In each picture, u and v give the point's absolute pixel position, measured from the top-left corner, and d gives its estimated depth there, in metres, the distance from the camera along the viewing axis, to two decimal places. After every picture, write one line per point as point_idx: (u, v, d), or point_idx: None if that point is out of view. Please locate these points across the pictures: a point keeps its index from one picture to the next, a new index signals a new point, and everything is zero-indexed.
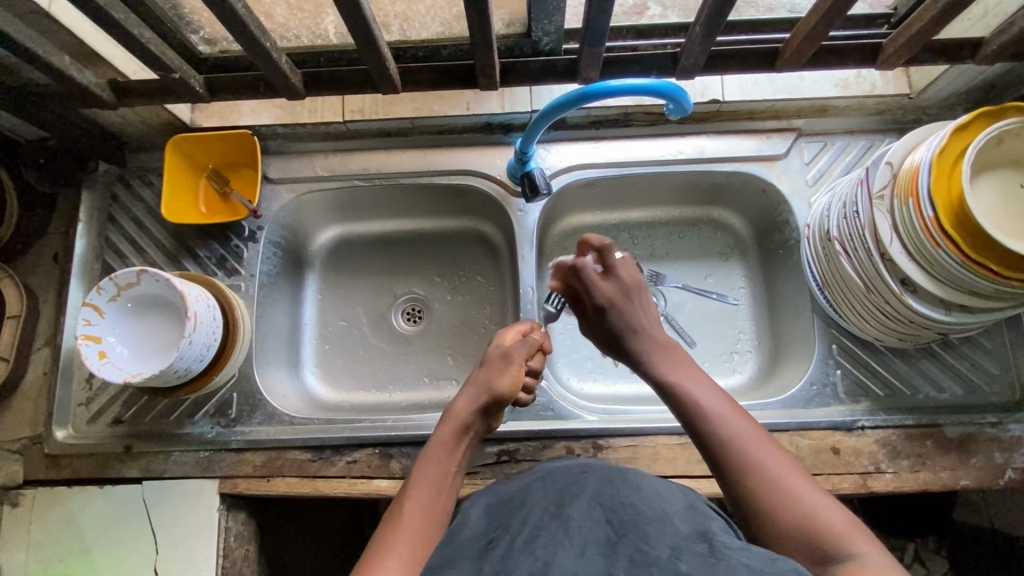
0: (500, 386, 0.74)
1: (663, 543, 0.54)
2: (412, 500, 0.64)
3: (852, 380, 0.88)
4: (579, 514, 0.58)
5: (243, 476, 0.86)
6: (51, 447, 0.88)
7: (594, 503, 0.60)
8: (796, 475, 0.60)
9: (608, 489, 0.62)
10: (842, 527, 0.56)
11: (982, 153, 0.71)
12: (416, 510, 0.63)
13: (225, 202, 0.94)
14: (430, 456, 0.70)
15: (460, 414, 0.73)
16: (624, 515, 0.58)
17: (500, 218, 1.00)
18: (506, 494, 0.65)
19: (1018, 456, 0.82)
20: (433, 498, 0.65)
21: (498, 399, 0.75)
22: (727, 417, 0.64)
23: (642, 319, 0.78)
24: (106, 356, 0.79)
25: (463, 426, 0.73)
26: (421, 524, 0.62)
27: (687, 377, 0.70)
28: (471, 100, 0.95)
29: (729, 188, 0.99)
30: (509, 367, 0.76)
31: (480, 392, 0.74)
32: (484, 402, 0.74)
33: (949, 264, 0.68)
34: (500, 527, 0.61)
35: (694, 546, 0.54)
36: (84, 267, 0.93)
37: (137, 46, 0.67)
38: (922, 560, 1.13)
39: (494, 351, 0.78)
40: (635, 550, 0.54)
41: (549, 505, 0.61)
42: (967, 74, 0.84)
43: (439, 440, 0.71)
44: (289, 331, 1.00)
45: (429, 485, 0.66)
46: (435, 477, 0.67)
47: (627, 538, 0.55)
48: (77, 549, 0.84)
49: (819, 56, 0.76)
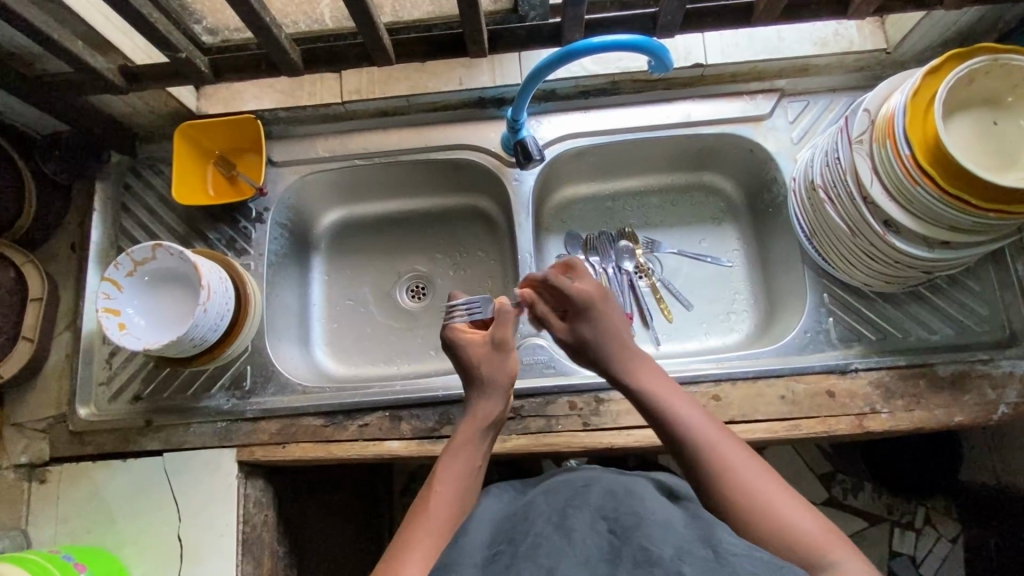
0: (507, 374, 0.75)
1: (664, 543, 0.57)
2: (437, 498, 0.65)
3: (844, 326, 0.90)
4: (582, 525, 0.61)
5: (259, 443, 0.89)
6: (76, 424, 0.91)
7: (597, 514, 0.63)
8: (773, 486, 0.62)
9: (610, 501, 0.65)
10: (818, 534, 0.58)
11: (953, 93, 0.74)
12: (445, 507, 0.65)
13: (232, 185, 0.98)
14: (450, 454, 0.70)
15: (479, 413, 0.73)
16: (626, 522, 0.61)
17: (496, 191, 1.04)
18: (511, 510, 0.70)
19: (1011, 391, 0.84)
20: (457, 488, 0.67)
21: (509, 384, 0.75)
22: (704, 428, 0.66)
23: (611, 321, 0.77)
24: (126, 327, 0.83)
25: (488, 425, 0.73)
26: (452, 517, 0.64)
27: (661, 385, 0.72)
28: (463, 76, 0.98)
29: (718, 151, 1.02)
30: (502, 354, 0.75)
31: (494, 388, 0.74)
32: (500, 394, 0.74)
33: (928, 201, 0.71)
34: (507, 539, 0.64)
35: (698, 550, 0.56)
36: (100, 253, 0.97)
37: (147, 26, 0.72)
38: (935, 524, 1.20)
39: (478, 348, 0.75)
40: (637, 548, 0.57)
41: (553, 516, 0.63)
42: (939, 25, 0.87)
43: (460, 438, 0.71)
44: (299, 310, 1.04)
45: (453, 483, 0.67)
46: (461, 471, 0.68)
47: (630, 540, 0.58)
48: (105, 520, 0.87)
49: (792, 9, 0.79)
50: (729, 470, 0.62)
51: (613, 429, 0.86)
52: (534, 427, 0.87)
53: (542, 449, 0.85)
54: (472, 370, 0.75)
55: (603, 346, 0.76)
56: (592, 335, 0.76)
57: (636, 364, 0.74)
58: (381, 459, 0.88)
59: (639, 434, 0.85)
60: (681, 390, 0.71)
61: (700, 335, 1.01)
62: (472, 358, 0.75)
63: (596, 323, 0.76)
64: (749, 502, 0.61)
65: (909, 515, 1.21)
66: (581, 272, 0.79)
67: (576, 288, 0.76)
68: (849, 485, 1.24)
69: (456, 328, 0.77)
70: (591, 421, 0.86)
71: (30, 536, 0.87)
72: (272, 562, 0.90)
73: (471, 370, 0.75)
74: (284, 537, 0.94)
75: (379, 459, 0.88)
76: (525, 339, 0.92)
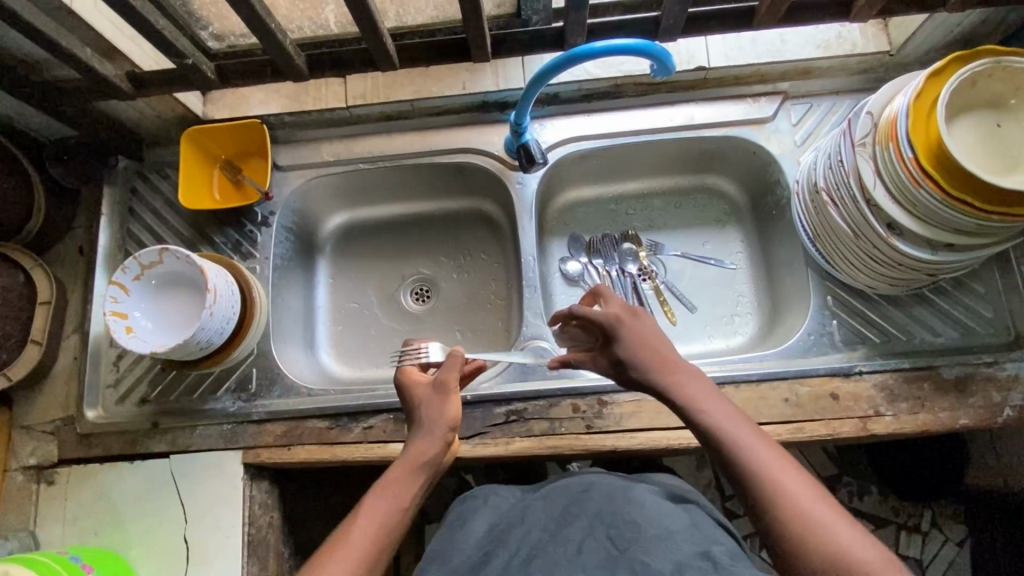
0: (444, 417, 0.73)
1: (663, 557, 0.60)
2: (358, 531, 0.64)
3: (848, 328, 0.90)
4: (582, 541, 0.65)
5: (265, 446, 0.90)
6: (83, 426, 0.92)
7: (597, 524, 0.66)
8: (825, 508, 0.59)
9: (609, 506, 0.67)
10: (875, 560, 0.55)
11: (956, 95, 0.74)
12: (360, 541, 0.63)
13: (238, 189, 0.99)
14: (380, 490, 0.68)
15: (415, 453, 0.71)
16: (625, 533, 0.64)
17: (500, 195, 1.04)
18: (512, 510, 0.72)
19: (1016, 394, 0.84)
20: (380, 528, 0.65)
21: (450, 428, 0.73)
22: (754, 445, 0.63)
23: (654, 342, 0.72)
24: (133, 331, 0.83)
25: (421, 464, 0.71)
26: (365, 549, 0.63)
27: (711, 399, 0.68)
28: (467, 80, 0.98)
29: (721, 153, 1.02)
30: (444, 395, 0.74)
31: (433, 429, 0.72)
32: (440, 436, 0.72)
33: (931, 203, 0.71)
34: (511, 551, 0.67)
35: (696, 562, 0.59)
36: (108, 256, 0.98)
37: (153, 33, 0.72)
38: (939, 526, 1.20)
39: (422, 390, 0.75)
40: (637, 565, 0.60)
41: (553, 531, 0.67)
42: (942, 27, 0.87)
43: (392, 475, 0.70)
44: (304, 313, 1.04)
45: (376, 522, 0.65)
46: (385, 507, 0.67)
47: (629, 554, 0.62)
48: (112, 522, 0.88)
49: (794, 13, 0.79)
50: (782, 493, 0.59)
51: (616, 431, 0.86)
52: (538, 429, 0.87)
53: (546, 451, 0.85)
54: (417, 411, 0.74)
55: (640, 359, 0.71)
56: (625, 350, 0.72)
57: (684, 377, 0.70)
58: (385, 461, 0.89)
59: (642, 437, 0.85)
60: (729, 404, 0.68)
61: (704, 337, 1.01)
62: (415, 399, 0.75)
63: (631, 348, 0.72)
64: (802, 525, 0.58)
65: (915, 518, 1.21)
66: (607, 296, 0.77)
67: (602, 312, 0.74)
68: (855, 488, 1.24)
69: (407, 370, 0.78)
70: (594, 424, 0.86)
71: (38, 538, 0.88)
72: (278, 563, 0.90)
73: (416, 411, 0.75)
74: (289, 539, 0.95)
75: (383, 461, 0.89)
76: (528, 342, 0.93)
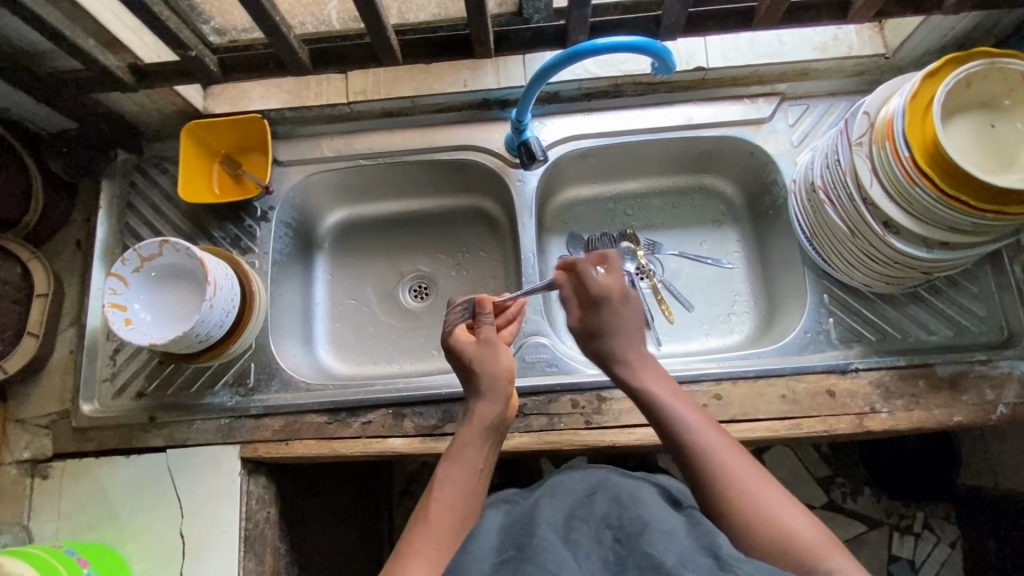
0: (502, 372, 0.75)
1: (669, 548, 0.57)
2: (438, 504, 0.65)
3: (844, 326, 0.91)
4: (586, 538, 0.62)
5: (262, 440, 0.89)
6: (79, 420, 0.92)
7: (602, 526, 0.64)
8: (769, 489, 0.62)
9: (614, 509, 0.66)
10: (812, 536, 0.58)
11: (951, 96, 0.75)
12: (445, 511, 0.64)
13: (239, 184, 0.99)
14: (453, 458, 0.69)
15: (479, 417, 0.72)
16: (630, 529, 0.62)
17: (499, 192, 1.05)
18: (514, 516, 0.70)
19: (1009, 391, 0.85)
20: (461, 494, 0.66)
21: (507, 385, 0.75)
22: (703, 431, 0.67)
23: (627, 320, 0.77)
24: (132, 322, 0.83)
25: (488, 427, 0.72)
26: (451, 520, 0.64)
27: (660, 382, 0.73)
28: (468, 77, 0.99)
29: (720, 153, 1.03)
30: (495, 352, 0.76)
31: (493, 389, 0.74)
32: (501, 397, 0.74)
33: (927, 201, 0.72)
34: (513, 544, 0.63)
35: (700, 559, 0.56)
36: (105, 250, 0.98)
37: (157, 23, 0.72)
38: (932, 527, 1.21)
39: (473, 347, 0.77)
40: (642, 557, 0.57)
41: (558, 524, 0.64)
42: (937, 30, 0.88)
43: (463, 441, 0.70)
44: (302, 309, 1.04)
45: (456, 490, 0.66)
46: (460, 475, 0.68)
47: (635, 549, 0.59)
48: (108, 517, 0.87)
49: (792, 13, 0.80)
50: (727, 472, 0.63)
51: (615, 427, 0.86)
52: (537, 425, 0.87)
53: (545, 447, 0.86)
54: (472, 369, 0.76)
55: (615, 342, 0.76)
56: (603, 329, 0.76)
57: (639, 363, 0.75)
58: (384, 456, 0.88)
59: (640, 433, 0.85)
60: (683, 393, 0.72)
61: (701, 336, 1.02)
62: (468, 358, 0.76)
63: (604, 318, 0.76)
64: (745, 506, 0.61)
65: (907, 519, 1.22)
66: (613, 266, 0.80)
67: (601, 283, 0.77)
68: (848, 489, 1.24)
69: (453, 334, 0.79)
70: (593, 419, 0.87)
71: (32, 533, 0.87)
72: (275, 559, 0.90)
73: (474, 370, 0.76)
74: (286, 535, 0.94)
75: (381, 456, 0.88)
76: (529, 338, 0.93)
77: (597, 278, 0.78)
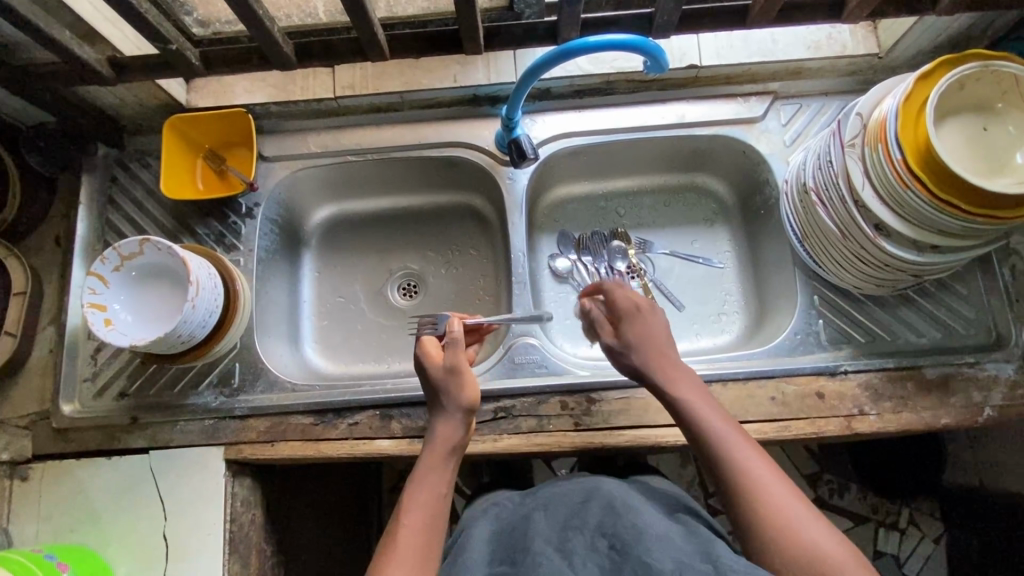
0: (466, 398, 0.73)
1: (663, 556, 0.58)
2: (408, 526, 0.65)
3: (834, 328, 0.91)
4: (580, 546, 0.62)
5: (247, 441, 0.88)
6: (59, 421, 0.90)
7: (597, 534, 0.64)
8: (797, 506, 0.62)
9: (609, 517, 0.66)
10: (840, 555, 0.58)
11: (944, 98, 0.75)
12: (414, 534, 0.64)
13: (223, 179, 0.97)
14: (420, 480, 0.69)
15: (442, 438, 0.72)
16: (625, 538, 0.62)
17: (490, 190, 1.03)
18: (510, 524, 0.71)
19: (996, 394, 0.85)
20: (429, 518, 0.66)
21: (470, 409, 0.73)
22: (735, 445, 0.66)
23: (655, 333, 0.76)
24: (112, 323, 0.81)
25: (450, 448, 0.72)
26: (421, 545, 0.64)
27: (697, 397, 0.72)
28: (458, 72, 0.97)
29: (712, 152, 1.03)
30: (464, 375, 0.74)
31: (453, 414, 0.73)
32: (463, 420, 0.73)
33: (918, 205, 0.72)
34: (505, 558, 0.64)
35: (697, 564, 0.56)
36: (86, 247, 0.95)
37: (136, 16, 0.70)
38: (918, 523, 1.22)
39: (436, 367, 0.75)
40: (638, 565, 0.58)
41: (552, 535, 0.65)
42: (932, 30, 0.87)
43: (427, 465, 0.70)
44: (288, 307, 1.03)
45: (423, 513, 0.66)
46: (427, 497, 0.67)
47: (628, 558, 0.59)
48: (89, 520, 0.86)
49: (786, 12, 0.79)
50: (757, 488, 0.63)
51: (604, 429, 0.86)
52: (526, 426, 0.86)
53: (533, 449, 0.85)
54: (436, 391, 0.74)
55: (642, 355, 0.75)
56: (634, 340, 0.76)
57: (675, 375, 0.74)
58: (371, 458, 0.87)
59: (630, 435, 0.85)
60: (713, 404, 0.71)
61: (691, 335, 1.01)
62: (433, 381, 0.74)
63: (636, 330, 0.77)
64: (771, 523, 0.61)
65: (893, 516, 1.23)
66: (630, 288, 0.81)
67: (623, 298, 0.79)
68: (836, 486, 1.25)
69: (421, 343, 0.77)
70: (583, 421, 0.86)
71: (12, 535, 0.86)
72: (260, 561, 0.89)
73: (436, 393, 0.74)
74: (272, 536, 0.94)
75: (368, 458, 0.87)
76: (518, 338, 0.92)
77: (619, 295, 0.80)
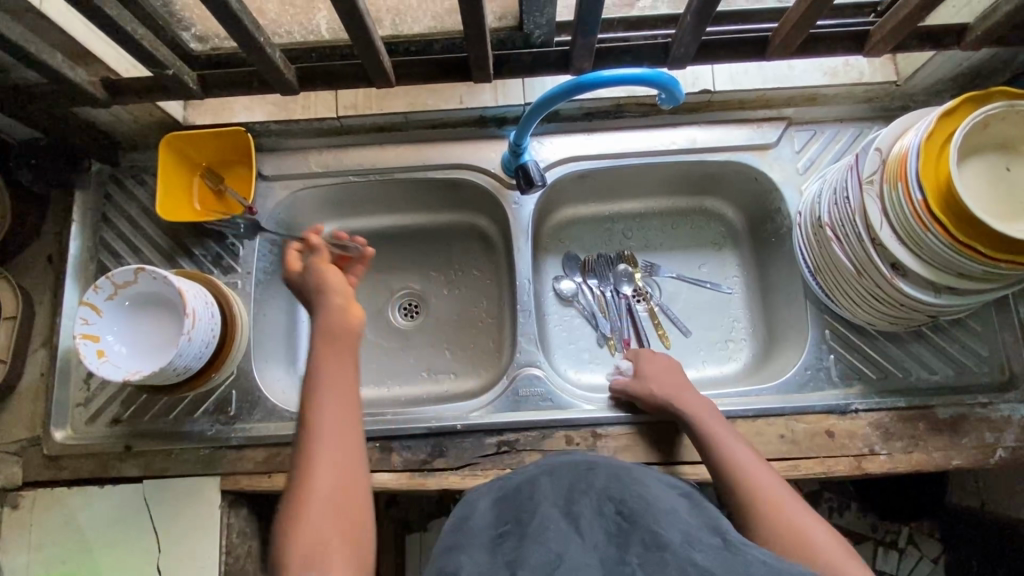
0: (325, 283, 0.77)
1: (674, 527, 0.53)
2: (320, 456, 0.66)
3: (845, 364, 0.89)
4: (588, 510, 0.55)
5: (245, 472, 0.86)
6: (50, 448, 0.88)
7: (603, 497, 0.57)
8: (798, 503, 0.66)
9: (616, 484, 0.59)
10: (835, 546, 0.61)
11: (968, 138, 0.72)
12: (326, 467, 0.66)
13: (221, 199, 0.94)
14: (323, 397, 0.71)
15: (327, 333, 0.75)
16: (634, 506, 0.56)
17: (494, 211, 1.01)
18: (513, 487, 0.63)
19: (1008, 435, 0.84)
20: (336, 440, 0.68)
21: (343, 295, 0.77)
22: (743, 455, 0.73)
23: (686, 387, 0.83)
24: (105, 354, 0.79)
25: (328, 338, 0.74)
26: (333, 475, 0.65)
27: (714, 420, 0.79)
28: (465, 93, 0.94)
29: (723, 177, 1.00)
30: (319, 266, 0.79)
31: (329, 304, 0.76)
32: (331, 312, 0.76)
33: (938, 247, 0.69)
34: (511, 519, 0.57)
35: (709, 538, 0.52)
36: (79, 267, 0.93)
37: (132, 42, 0.67)
38: (917, 543, 1.21)
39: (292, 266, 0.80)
40: (649, 534, 0.52)
41: (559, 499, 0.58)
42: (953, 60, 0.85)
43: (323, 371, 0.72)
44: (287, 329, 1.00)
45: (331, 437, 0.68)
46: (333, 417, 0.69)
47: (639, 527, 0.53)
48: (81, 550, 0.84)
49: (807, 44, 0.77)
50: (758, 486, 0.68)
51: None
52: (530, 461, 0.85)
53: None
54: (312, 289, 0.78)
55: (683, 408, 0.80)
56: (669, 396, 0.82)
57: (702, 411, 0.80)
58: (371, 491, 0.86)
59: None
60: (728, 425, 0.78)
61: (698, 364, 1.00)
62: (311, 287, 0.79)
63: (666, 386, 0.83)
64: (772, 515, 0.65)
65: (892, 535, 1.22)
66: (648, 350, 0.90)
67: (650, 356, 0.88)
68: (836, 504, 1.23)
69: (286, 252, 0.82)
70: None
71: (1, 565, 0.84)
72: None
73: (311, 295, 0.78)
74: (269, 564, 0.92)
75: None
76: (522, 369, 0.90)
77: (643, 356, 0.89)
